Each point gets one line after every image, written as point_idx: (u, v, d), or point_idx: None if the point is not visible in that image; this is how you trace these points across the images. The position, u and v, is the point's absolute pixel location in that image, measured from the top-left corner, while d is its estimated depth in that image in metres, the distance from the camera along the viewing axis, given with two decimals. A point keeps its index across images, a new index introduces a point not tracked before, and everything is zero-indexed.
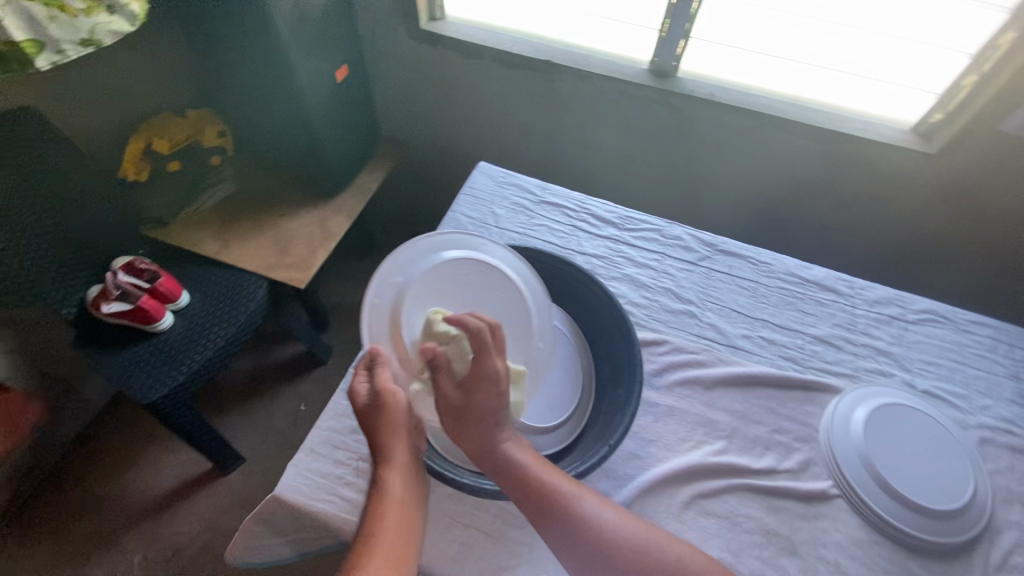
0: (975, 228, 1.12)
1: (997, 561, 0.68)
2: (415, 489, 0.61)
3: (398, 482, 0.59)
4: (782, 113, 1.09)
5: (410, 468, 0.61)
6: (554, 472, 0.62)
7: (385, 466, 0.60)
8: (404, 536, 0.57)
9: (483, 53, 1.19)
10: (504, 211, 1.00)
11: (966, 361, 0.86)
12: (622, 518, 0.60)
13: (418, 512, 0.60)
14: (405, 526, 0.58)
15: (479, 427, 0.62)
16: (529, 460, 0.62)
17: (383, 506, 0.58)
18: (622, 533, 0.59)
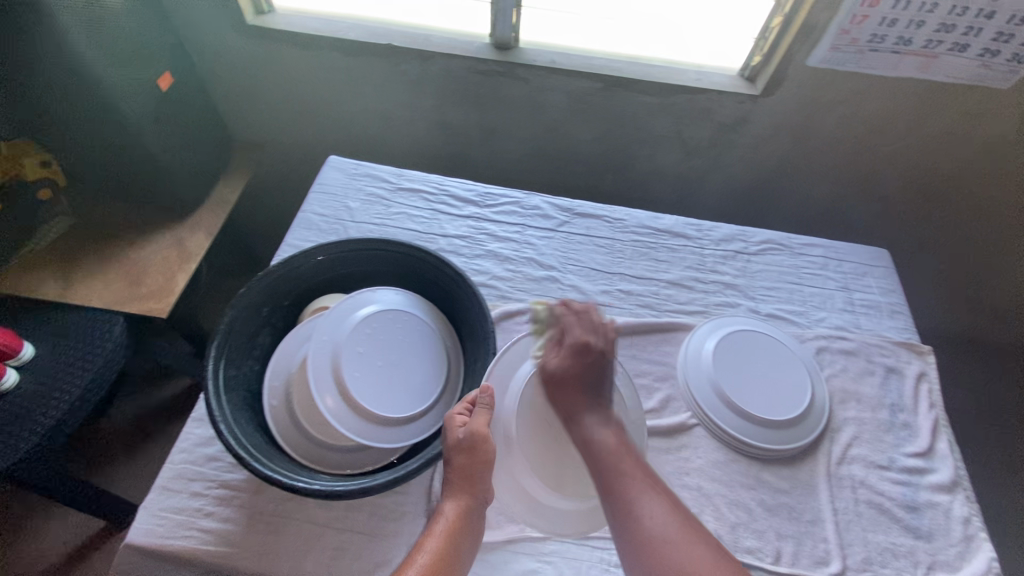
0: (808, 160, 1.23)
1: (835, 454, 0.76)
2: (476, 519, 0.62)
3: (462, 507, 0.62)
4: (619, 71, 1.13)
5: (477, 496, 0.63)
6: (630, 460, 0.63)
7: (452, 485, 0.63)
8: (447, 562, 0.58)
9: (320, 43, 1.15)
10: (359, 203, 0.97)
11: (802, 281, 0.95)
12: (670, 517, 0.59)
13: (469, 549, 0.61)
14: (450, 551, 0.59)
15: (570, 407, 0.66)
16: (609, 443, 0.64)
17: (435, 527, 0.61)
18: (658, 530, 0.58)
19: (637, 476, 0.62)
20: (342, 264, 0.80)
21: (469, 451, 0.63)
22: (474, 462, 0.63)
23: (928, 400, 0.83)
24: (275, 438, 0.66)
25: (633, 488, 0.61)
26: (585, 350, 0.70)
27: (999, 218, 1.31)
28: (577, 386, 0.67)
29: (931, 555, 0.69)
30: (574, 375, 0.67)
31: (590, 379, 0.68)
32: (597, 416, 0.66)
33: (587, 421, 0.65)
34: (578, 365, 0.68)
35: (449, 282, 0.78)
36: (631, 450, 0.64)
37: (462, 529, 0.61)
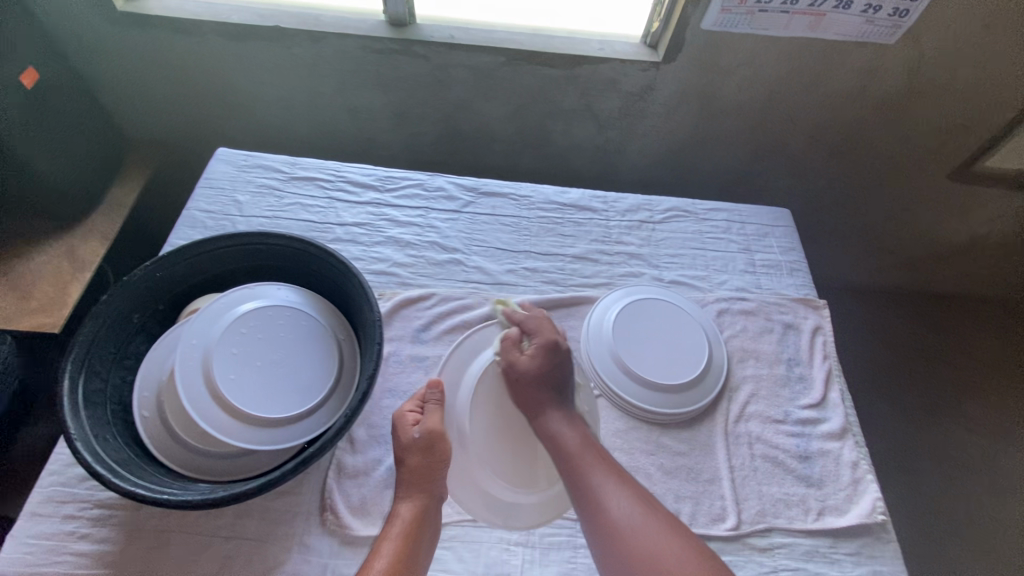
0: (718, 125, 1.24)
1: (733, 413, 0.78)
2: (434, 519, 0.62)
3: (418, 507, 0.61)
4: (520, 44, 1.10)
5: (434, 494, 0.63)
6: (596, 457, 0.65)
7: (406, 486, 0.62)
8: (406, 565, 0.57)
9: (202, 28, 1.08)
10: (248, 197, 0.93)
11: (705, 245, 0.97)
12: (635, 505, 0.61)
13: (429, 548, 0.60)
14: (409, 553, 0.58)
15: (535, 403, 0.69)
16: (574, 442, 0.66)
17: (392, 530, 0.60)
18: (625, 519, 0.59)
19: (601, 471, 0.64)
20: (221, 262, 0.76)
21: (426, 453, 0.63)
22: (431, 463, 0.63)
23: (822, 352, 0.85)
24: (153, 448, 0.63)
25: (598, 480, 0.63)
26: (546, 349, 0.73)
27: (901, 171, 1.36)
28: (540, 387, 0.70)
29: (822, 501, 0.72)
30: (540, 373, 0.71)
31: (555, 383, 0.71)
32: (558, 414, 0.69)
33: (553, 422, 0.68)
34: (540, 372, 0.71)
35: (336, 272, 0.74)
36: (595, 447, 0.66)
37: (419, 539, 0.60)
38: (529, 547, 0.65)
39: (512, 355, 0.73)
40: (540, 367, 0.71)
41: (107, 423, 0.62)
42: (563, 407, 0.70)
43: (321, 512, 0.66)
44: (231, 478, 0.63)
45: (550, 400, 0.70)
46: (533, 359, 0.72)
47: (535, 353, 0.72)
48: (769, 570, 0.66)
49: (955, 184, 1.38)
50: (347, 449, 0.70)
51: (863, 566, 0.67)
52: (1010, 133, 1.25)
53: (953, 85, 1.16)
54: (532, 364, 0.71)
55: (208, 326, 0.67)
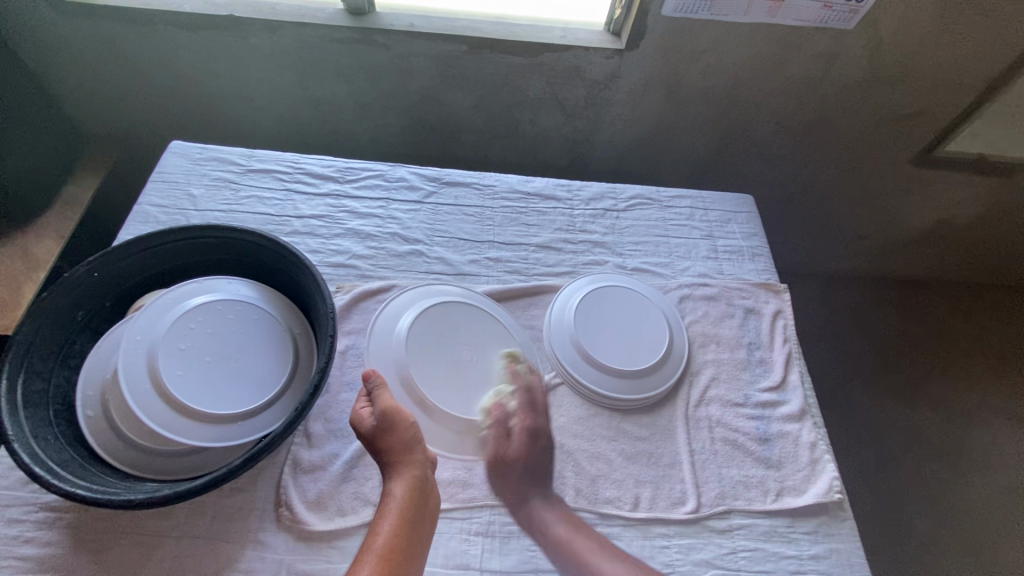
0: (685, 112, 1.24)
1: (694, 397, 0.78)
2: (427, 492, 0.60)
3: (410, 482, 0.59)
4: (483, 32, 1.09)
5: (420, 466, 0.60)
6: (592, 539, 0.64)
7: (394, 463, 0.60)
8: (405, 542, 0.55)
9: (153, 17, 1.05)
10: (203, 190, 0.90)
11: (668, 232, 0.97)
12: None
13: (427, 521, 0.58)
14: (407, 528, 0.56)
15: (526, 499, 0.67)
16: (566, 527, 0.65)
17: (387, 507, 0.57)
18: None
19: (600, 551, 0.63)
20: (170, 256, 0.74)
21: (391, 431, 0.61)
22: (402, 437, 0.61)
23: (783, 335, 0.86)
24: (99, 448, 0.61)
25: (598, 562, 0.62)
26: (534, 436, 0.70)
27: (866, 157, 1.38)
28: (529, 478, 0.68)
29: (781, 482, 0.72)
30: (527, 460, 0.69)
31: (541, 468, 0.69)
32: (546, 502, 0.67)
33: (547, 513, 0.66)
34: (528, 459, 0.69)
35: (290, 265, 0.73)
36: (586, 528, 0.65)
37: (418, 514, 0.57)
38: (489, 536, 0.65)
39: (500, 445, 0.69)
40: (525, 452, 0.69)
41: (48, 423, 0.60)
42: (550, 495, 0.68)
43: (276, 509, 0.64)
44: (180, 476, 0.61)
45: (540, 492, 0.68)
46: (519, 447, 0.69)
47: (519, 438, 0.70)
48: (728, 551, 0.67)
49: (918, 170, 1.41)
50: (303, 444, 0.69)
51: (820, 544, 0.68)
52: (968, 117, 1.28)
53: (913, 70, 1.18)
54: (518, 447, 0.69)
55: (158, 323, 0.65)
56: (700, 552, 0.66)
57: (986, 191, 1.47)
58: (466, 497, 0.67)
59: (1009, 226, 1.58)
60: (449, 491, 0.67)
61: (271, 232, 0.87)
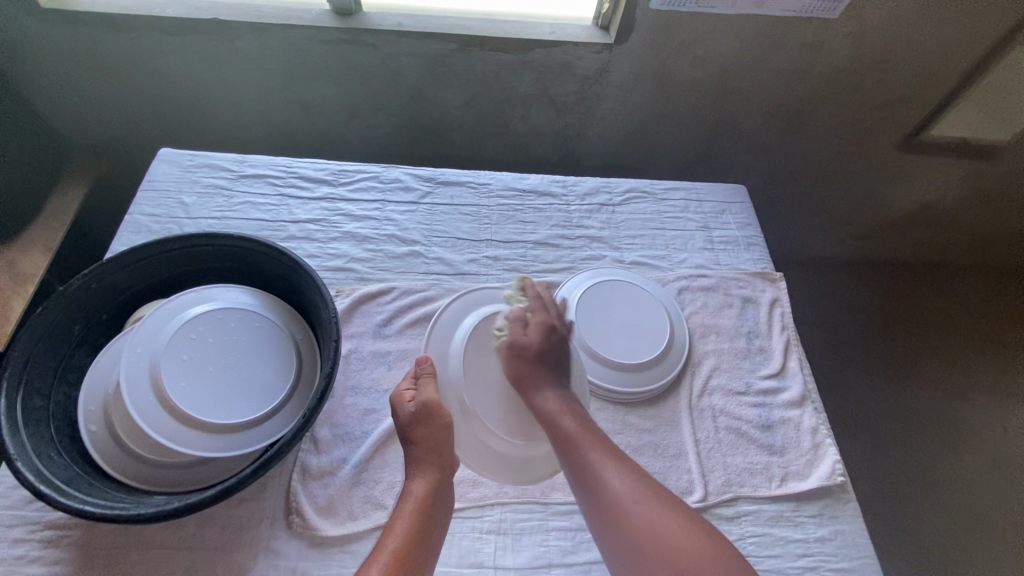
0: (675, 105, 1.25)
1: (697, 388, 0.79)
2: (444, 495, 0.61)
3: (430, 484, 0.60)
4: (472, 29, 1.09)
5: (444, 467, 0.62)
6: (595, 437, 0.64)
7: (417, 464, 0.62)
8: (419, 542, 0.56)
9: (136, 23, 1.03)
10: (195, 197, 0.89)
11: (664, 225, 0.98)
12: (632, 484, 0.59)
13: (442, 524, 0.59)
14: (423, 528, 0.57)
15: (533, 380, 0.69)
16: (570, 423, 0.65)
17: (405, 507, 0.58)
18: (626, 499, 0.58)
19: (602, 452, 0.62)
20: (166, 266, 0.73)
21: (426, 424, 0.63)
22: (435, 432, 0.63)
23: (781, 323, 0.87)
24: (104, 463, 0.60)
25: (597, 461, 0.61)
26: (544, 328, 0.73)
27: (853, 144, 1.39)
28: (538, 363, 0.70)
29: (785, 467, 0.74)
30: (535, 350, 0.71)
31: (556, 357, 0.72)
32: (555, 387, 0.69)
33: (546, 398, 0.68)
34: (534, 351, 0.71)
35: (288, 270, 0.72)
36: (589, 426, 0.66)
37: (431, 516, 0.59)
38: (501, 534, 0.65)
39: (516, 333, 0.72)
40: (541, 340, 0.72)
41: (50, 440, 0.59)
42: (559, 379, 0.70)
43: (287, 517, 0.64)
44: (189, 488, 0.61)
45: (548, 373, 0.70)
46: (534, 334, 0.72)
47: (534, 329, 0.73)
48: (736, 537, 0.68)
49: (903, 154, 1.43)
50: (311, 450, 0.69)
51: (825, 526, 0.69)
52: (950, 103, 1.30)
53: (896, 57, 1.20)
54: (534, 338, 0.72)
55: (160, 334, 0.64)
56: None
57: (968, 173, 1.50)
58: (476, 495, 0.67)
59: (991, 207, 1.61)
60: (460, 491, 0.67)
61: (267, 238, 0.86)
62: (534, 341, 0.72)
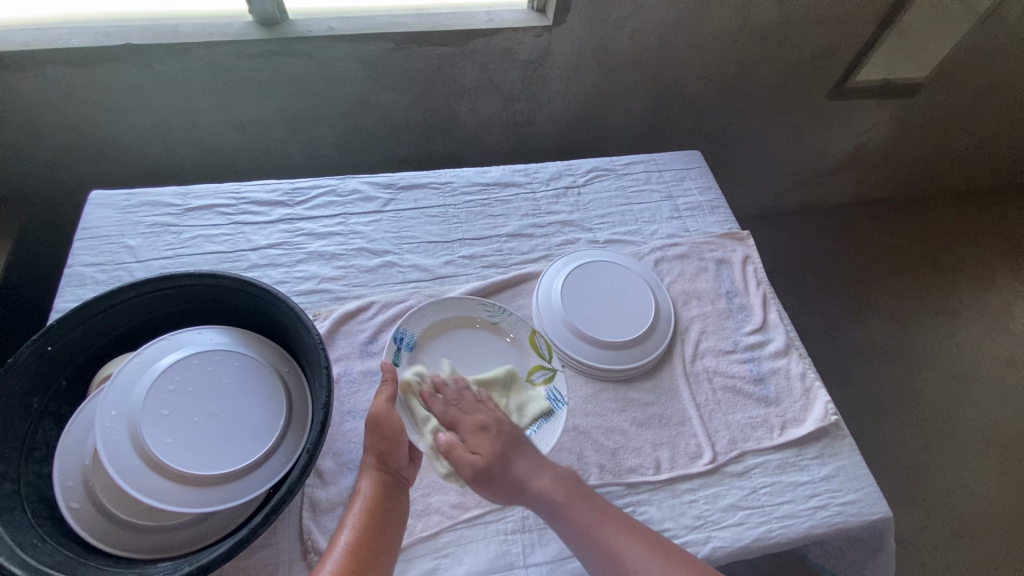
0: (620, 78, 1.25)
1: (688, 353, 0.81)
2: (397, 494, 0.61)
3: (378, 480, 0.61)
4: (408, 27, 1.05)
5: (392, 472, 0.62)
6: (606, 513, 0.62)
7: (367, 461, 0.62)
8: (362, 543, 0.56)
9: (36, 58, 0.94)
10: (140, 239, 0.83)
11: (630, 200, 1.00)
12: (640, 546, 0.60)
13: (396, 524, 0.59)
14: (372, 523, 0.58)
15: (512, 480, 0.64)
16: (574, 505, 0.62)
17: (354, 506, 0.60)
18: (636, 563, 0.58)
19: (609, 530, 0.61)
20: (128, 315, 0.68)
21: (375, 434, 0.62)
22: (376, 440, 0.62)
23: (755, 279, 0.91)
24: (91, 534, 0.55)
25: (601, 532, 0.61)
26: (483, 427, 0.67)
27: (788, 98, 1.45)
28: (507, 461, 0.65)
29: (783, 416, 0.76)
30: (497, 429, 0.67)
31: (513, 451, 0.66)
32: (536, 462, 0.66)
33: (537, 483, 0.64)
34: (498, 436, 0.67)
35: (261, 301, 0.68)
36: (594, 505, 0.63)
37: (376, 521, 0.58)
38: (526, 532, 0.64)
39: (466, 459, 0.64)
40: (490, 447, 0.65)
41: (29, 527, 0.54)
42: (532, 458, 0.66)
43: (305, 556, 0.61)
44: (193, 548, 0.56)
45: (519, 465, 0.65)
46: (484, 445, 0.65)
47: (476, 440, 0.66)
48: (750, 490, 0.69)
49: (835, 102, 1.50)
50: (316, 483, 0.65)
51: (828, 465, 0.72)
52: (870, 49, 1.38)
53: (821, 10, 1.24)
54: (488, 446, 0.65)
55: (137, 388, 0.59)
56: (726, 497, 0.69)
57: (893, 111, 1.59)
58: (495, 498, 0.66)
59: (915, 142, 1.73)
60: (477, 497, 0.66)
61: (229, 270, 0.81)
62: (493, 420, 0.68)
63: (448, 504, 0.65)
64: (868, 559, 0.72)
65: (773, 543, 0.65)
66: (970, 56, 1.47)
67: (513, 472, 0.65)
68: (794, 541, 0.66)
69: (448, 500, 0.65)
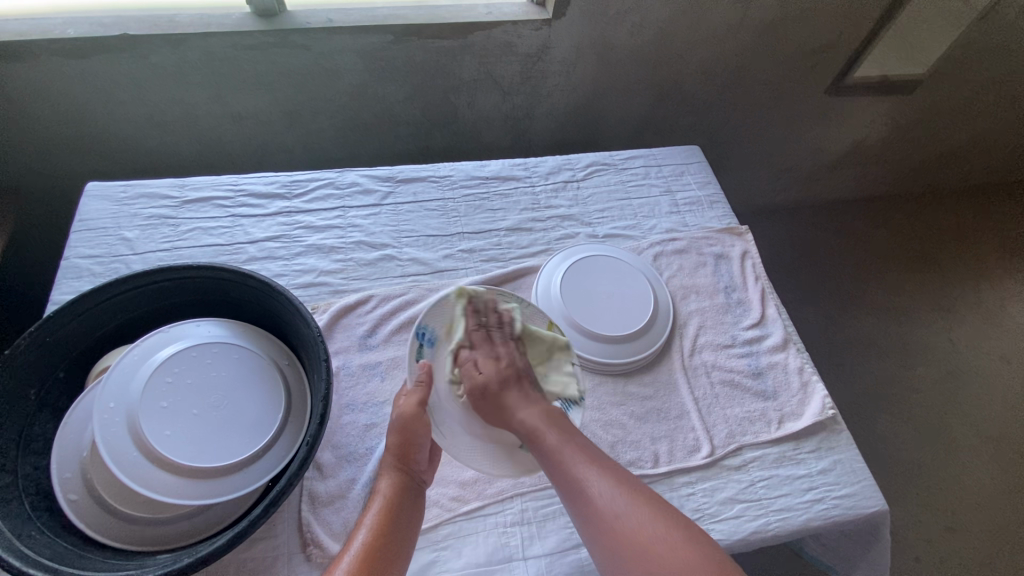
0: (619, 73, 1.25)
1: (687, 348, 0.82)
2: (413, 496, 0.61)
3: (398, 480, 0.61)
4: (407, 19, 1.04)
5: (413, 475, 0.62)
6: (596, 464, 0.60)
7: (386, 461, 0.62)
8: (380, 542, 0.55)
9: (30, 47, 0.93)
10: (137, 231, 0.82)
11: (629, 195, 1.00)
12: (623, 496, 0.57)
13: (412, 526, 0.58)
14: (390, 523, 0.57)
15: (502, 407, 0.66)
16: (563, 446, 0.61)
17: (372, 505, 0.59)
18: (616, 511, 0.56)
19: (590, 467, 0.59)
20: (126, 307, 0.67)
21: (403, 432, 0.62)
22: (404, 437, 0.62)
23: (753, 274, 0.91)
24: (87, 526, 0.55)
25: (584, 471, 0.59)
26: (497, 357, 0.70)
27: (785, 94, 1.45)
28: (507, 389, 0.67)
29: (781, 410, 0.76)
30: (507, 360, 0.69)
31: (516, 381, 0.68)
32: (524, 399, 0.67)
33: (524, 414, 0.65)
34: (506, 367, 0.68)
35: (260, 295, 0.68)
36: (579, 441, 0.62)
37: (394, 523, 0.57)
38: (525, 525, 0.64)
39: (468, 374, 0.68)
40: (497, 372, 0.68)
41: (26, 519, 0.53)
42: (529, 394, 0.68)
43: (304, 549, 0.60)
44: (192, 541, 0.56)
45: (518, 394, 0.67)
46: (489, 369, 0.68)
47: (485, 363, 0.69)
48: (748, 484, 0.70)
49: (833, 99, 1.50)
50: (316, 476, 0.65)
51: (825, 458, 0.72)
52: (869, 45, 1.38)
53: (821, 5, 1.24)
54: (491, 373, 0.68)
55: (135, 382, 0.59)
56: (724, 490, 0.69)
57: (891, 108, 1.59)
58: (493, 491, 0.66)
59: (913, 138, 1.73)
60: (476, 490, 0.66)
61: (227, 263, 0.81)
62: (509, 354, 0.70)
63: (448, 497, 0.65)
64: (863, 552, 0.73)
65: (771, 536, 0.66)
66: (968, 53, 1.48)
67: (511, 398, 0.67)
68: (790, 534, 0.66)
69: (447, 493, 0.66)
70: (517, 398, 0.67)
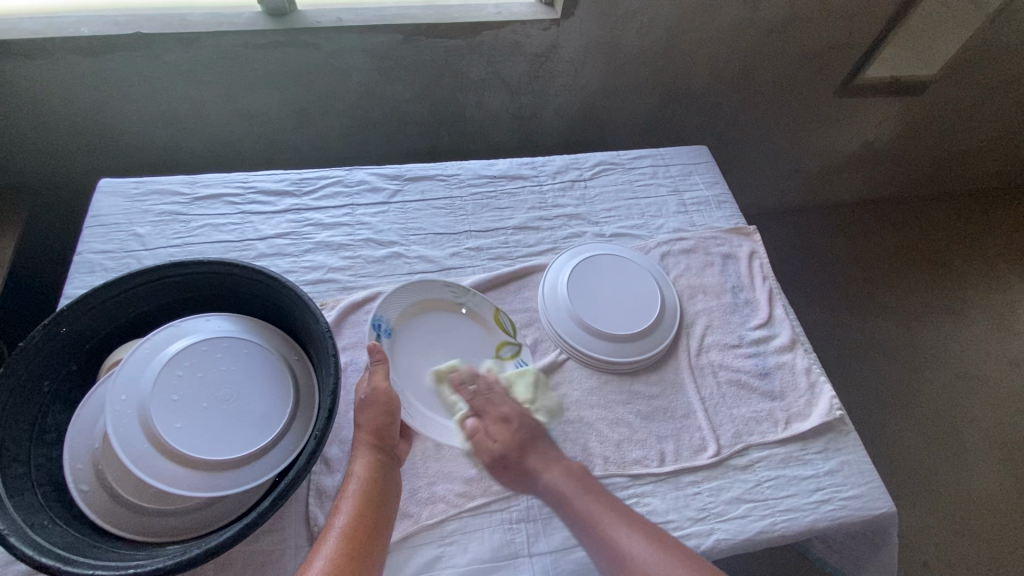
0: (627, 73, 1.25)
1: (694, 347, 0.81)
2: (389, 476, 0.61)
3: (374, 462, 0.61)
4: (416, 19, 1.05)
5: (386, 450, 0.63)
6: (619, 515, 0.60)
7: (361, 443, 0.62)
8: (363, 523, 0.56)
9: (46, 46, 0.94)
10: (149, 227, 0.83)
11: (637, 194, 1.00)
12: (649, 544, 0.57)
13: (392, 506, 0.59)
14: (372, 504, 0.57)
15: (524, 470, 0.65)
16: (587, 498, 0.62)
17: (348, 486, 0.59)
18: (642, 560, 0.56)
19: (613, 516, 0.60)
20: (138, 301, 0.68)
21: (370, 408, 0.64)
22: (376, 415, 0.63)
23: (761, 274, 0.91)
24: (98, 516, 0.56)
25: (608, 523, 0.59)
26: (506, 419, 0.68)
27: (794, 95, 1.45)
28: (525, 449, 0.66)
29: (788, 410, 0.76)
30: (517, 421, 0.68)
31: (533, 439, 0.67)
32: (546, 455, 0.66)
33: (547, 475, 0.64)
34: (518, 429, 0.68)
35: (270, 291, 0.68)
36: (600, 492, 0.63)
37: (373, 503, 0.58)
38: (530, 522, 0.64)
39: (484, 444, 0.67)
40: (510, 436, 0.67)
41: (40, 508, 0.54)
42: (550, 453, 0.67)
43: (311, 542, 0.61)
44: (200, 533, 0.57)
45: (536, 454, 0.66)
46: (503, 434, 0.67)
47: (496, 428, 0.68)
48: (755, 484, 0.69)
49: (843, 100, 1.50)
50: (323, 470, 0.66)
51: (833, 459, 0.72)
52: (879, 46, 1.37)
53: (830, 5, 1.24)
54: (505, 439, 0.67)
55: (145, 374, 0.60)
56: (731, 490, 0.69)
57: (901, 110, 1.58)
58: (499, 488, 0.66)
59: (923, 140, 1.72)
60: (482, 486, 0.66)
61: (236, 259, 0.82)
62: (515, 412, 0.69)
63: (453, 493, 0.65)
64: (871, 555, 0.72)
65: (777, 536, 0.66)
66: (979, 55, 1.47)
67: (531, 461, 0.65)
68: (797, 534, 0.66)
69: (452, 489, 0.66)
70: (538, 458, 0.66)
